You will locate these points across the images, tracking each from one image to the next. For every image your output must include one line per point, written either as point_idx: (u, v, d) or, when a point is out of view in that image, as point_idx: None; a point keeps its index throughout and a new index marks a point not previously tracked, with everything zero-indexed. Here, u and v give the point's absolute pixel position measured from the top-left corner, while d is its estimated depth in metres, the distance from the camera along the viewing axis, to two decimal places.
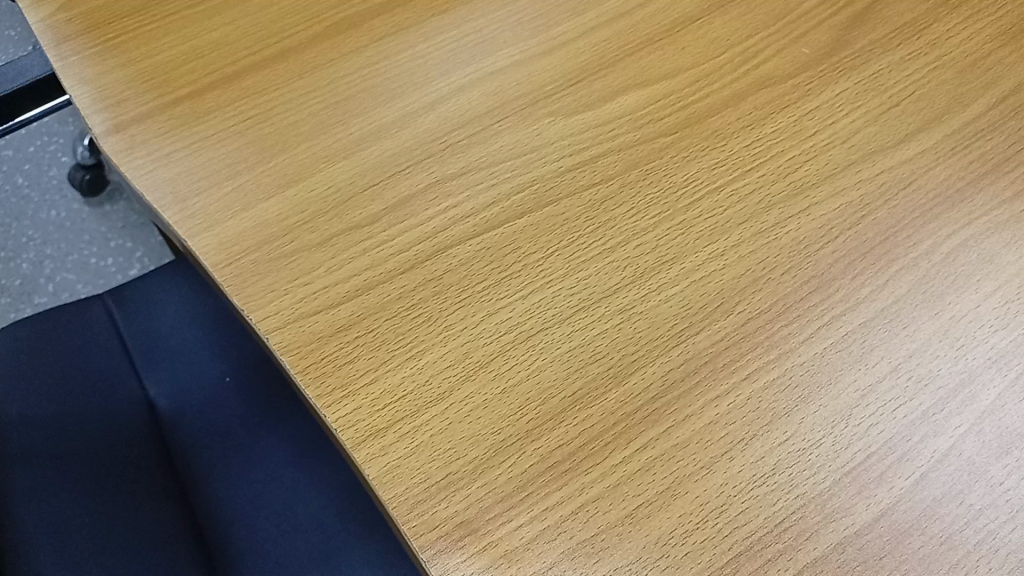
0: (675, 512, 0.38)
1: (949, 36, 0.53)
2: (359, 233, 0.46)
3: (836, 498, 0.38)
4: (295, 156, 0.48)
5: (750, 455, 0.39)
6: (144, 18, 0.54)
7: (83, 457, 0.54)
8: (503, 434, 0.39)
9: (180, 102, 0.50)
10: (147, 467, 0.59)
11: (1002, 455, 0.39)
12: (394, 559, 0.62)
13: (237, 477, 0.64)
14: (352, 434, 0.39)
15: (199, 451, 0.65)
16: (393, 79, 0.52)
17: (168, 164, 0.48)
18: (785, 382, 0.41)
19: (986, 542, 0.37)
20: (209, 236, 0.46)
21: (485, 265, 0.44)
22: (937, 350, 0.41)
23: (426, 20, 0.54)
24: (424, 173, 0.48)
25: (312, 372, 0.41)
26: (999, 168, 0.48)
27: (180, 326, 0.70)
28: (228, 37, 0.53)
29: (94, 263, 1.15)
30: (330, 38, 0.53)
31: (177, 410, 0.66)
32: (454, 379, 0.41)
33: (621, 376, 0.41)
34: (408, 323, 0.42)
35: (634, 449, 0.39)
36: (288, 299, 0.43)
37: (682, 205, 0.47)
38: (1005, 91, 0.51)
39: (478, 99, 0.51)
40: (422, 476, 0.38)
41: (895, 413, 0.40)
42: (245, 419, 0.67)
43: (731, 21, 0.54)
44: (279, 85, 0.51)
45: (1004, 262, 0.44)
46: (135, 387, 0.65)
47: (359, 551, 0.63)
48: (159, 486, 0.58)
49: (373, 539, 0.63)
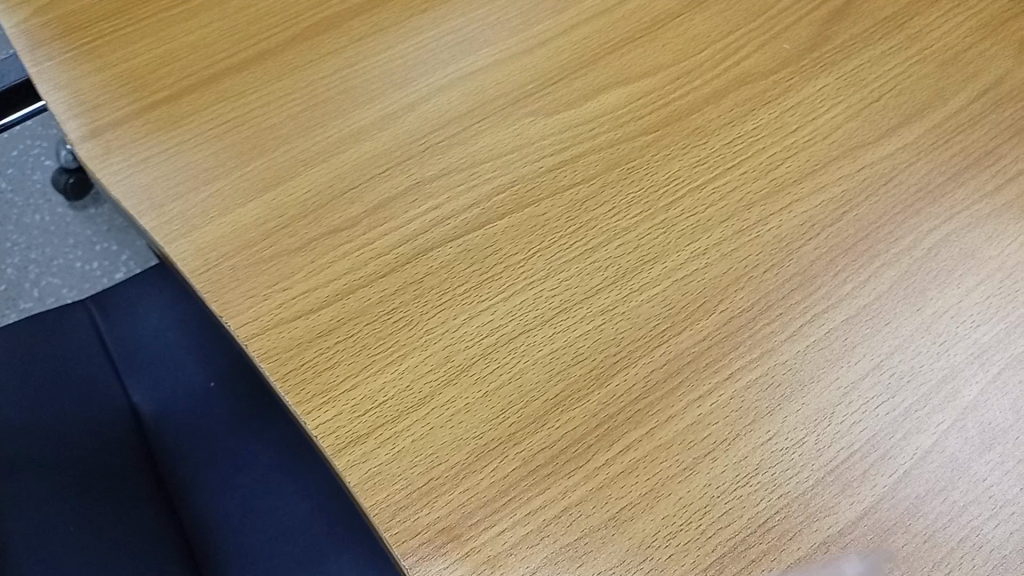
0: (659, 514, 0.37)
1: (929, 30, 0.53)
2: (338, 237, 0.45)
3: (818, 497, 0.38)
4: (274, 160, 0.48)
5: (734, 455, 0.39)
6: (119, 22, 0.53)
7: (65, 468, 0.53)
8: (486, 438, 0.39)
9: (156, 107, 0.50)
10: (132, 473, 0.58)
11: (985, 450, 0.39)
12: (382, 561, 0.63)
13: (222, 482, 0.64)
14: (333, 441, 0.39)
15: (184, 456, 0.64)
16: (373, 81, 0.51)
17: (145, 170, 0.48)
18: (769, 380, 0.40)
19: (970, 538, 0.37)
20: (187, 242, 0.45)
21: (466, 267, 0.44)
22: (919, 345, 0.41)
23: (405, 20, 0.54)
24: (405, 175, 0.48)
25: (292, 378, 0.41)
26: (979, 162, 0.47)
27: (162, 332, 0.69)
28: (205, 39, 0.53)
29: (80, 267, 1.14)
30: (309, 40, 0.53)
31: (160, 416, 0.65)
32: (436, 383, 0.41)
33: (604, 377, 0.41)
34: (389, 327, 0.42)
35: (617, 451, 0.39)
36: (266, 305, 0.43)
37: (664, 204, 0.46)
38: (986, 84, 0.50)
39: (458, 99, 0.50)
40: (404, 482, 0.38)
41: (878, 410, 0.40)
42: (230, 424, 0.66)
43: (712, 17, 0.54)
44: (257, 88, 0.51)
45: (986, 256, 0.44)
46: (118, 393, 0.64)
47: (346, 554, 0.63)
48: (143, 493, 0.58)
49: (361, 543, 0.63)
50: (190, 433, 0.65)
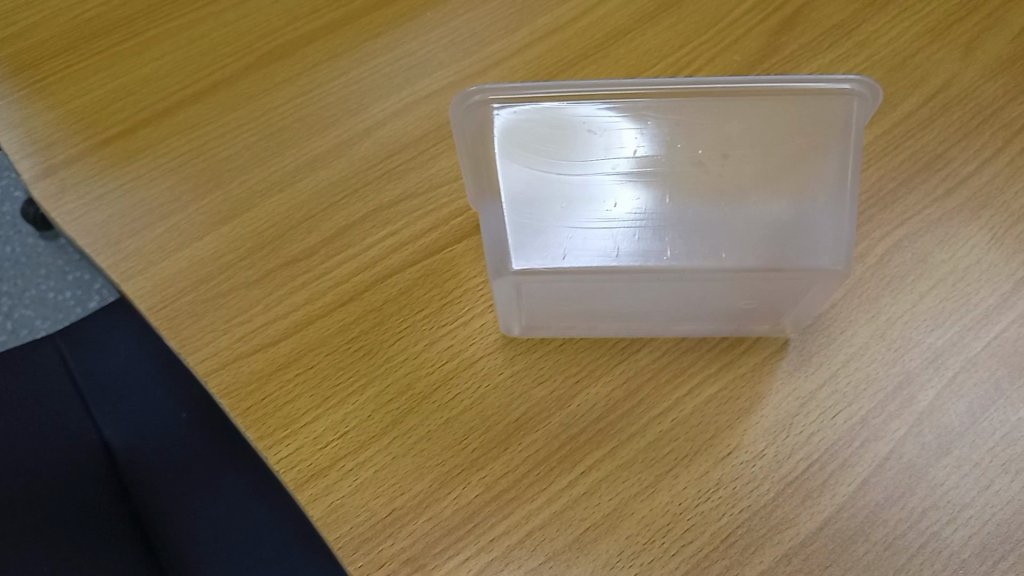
0: (622, 534, 0.38)
1: (878, 36, 0.52)
2: (296, 268, 0.45)
3: (780, 509, 0.38)
4: (230, 192, 0.49)
5: (695, 472, 0.39)
6: (73, 57, 0.54)
7: (47, 541, 0.49)
8: (448, 465, 0.39)
9: (110, 142, 0.51)
10: (106, 499, 0.55)
11: (942, 455, 0.39)
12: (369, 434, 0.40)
13: (198, 508, 0.57)
14: (295, 475, 0.39)
15: (157, 487, 0.57)
16: (327, 108, 0.51)
17: (99, 208, 0.49)
18: (726, 396, 0.41)
19: (930, 544, 0.37)
20: (144, 279, 0.46)
21: (425, 294, 0.44)
22: (874, 353, 0.41)
23: (358, 46, 0.54)
24: (360, 203, 0.47)
25: (253, 414, 0.41)
26: (930, 167, 0.46)
27: (130, 364, 0.63)
28: (159, 72, 0.53)
29: (53, 297, 1.06)
30: (262, 69, 0.53)
31: (131, 447, 0.59)
32: (397, 412, 0.41)
33: (565, 399, 0.41)
34: (349, 357, 0.43)
35: (579, 472, 0.39)
36: (226, 339, 0.43)
37: (610, 207, 0.41)
38: (936, 87, 0.49)
39: (414, 123, 0.51)
40: (368, 513, 0.38)
41: (836, 418, 0.39)
42: (206, 448, 0.59)
43: (664, 32, 0.53)
44: (212, 120, 0.51)
45: (937, 261, 0.43)
46: (87, 434, 0.58)
47: (314, 559, 0.56)
48: (121, 527, 0.54)
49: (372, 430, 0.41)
50: (164, 468, 0.58)
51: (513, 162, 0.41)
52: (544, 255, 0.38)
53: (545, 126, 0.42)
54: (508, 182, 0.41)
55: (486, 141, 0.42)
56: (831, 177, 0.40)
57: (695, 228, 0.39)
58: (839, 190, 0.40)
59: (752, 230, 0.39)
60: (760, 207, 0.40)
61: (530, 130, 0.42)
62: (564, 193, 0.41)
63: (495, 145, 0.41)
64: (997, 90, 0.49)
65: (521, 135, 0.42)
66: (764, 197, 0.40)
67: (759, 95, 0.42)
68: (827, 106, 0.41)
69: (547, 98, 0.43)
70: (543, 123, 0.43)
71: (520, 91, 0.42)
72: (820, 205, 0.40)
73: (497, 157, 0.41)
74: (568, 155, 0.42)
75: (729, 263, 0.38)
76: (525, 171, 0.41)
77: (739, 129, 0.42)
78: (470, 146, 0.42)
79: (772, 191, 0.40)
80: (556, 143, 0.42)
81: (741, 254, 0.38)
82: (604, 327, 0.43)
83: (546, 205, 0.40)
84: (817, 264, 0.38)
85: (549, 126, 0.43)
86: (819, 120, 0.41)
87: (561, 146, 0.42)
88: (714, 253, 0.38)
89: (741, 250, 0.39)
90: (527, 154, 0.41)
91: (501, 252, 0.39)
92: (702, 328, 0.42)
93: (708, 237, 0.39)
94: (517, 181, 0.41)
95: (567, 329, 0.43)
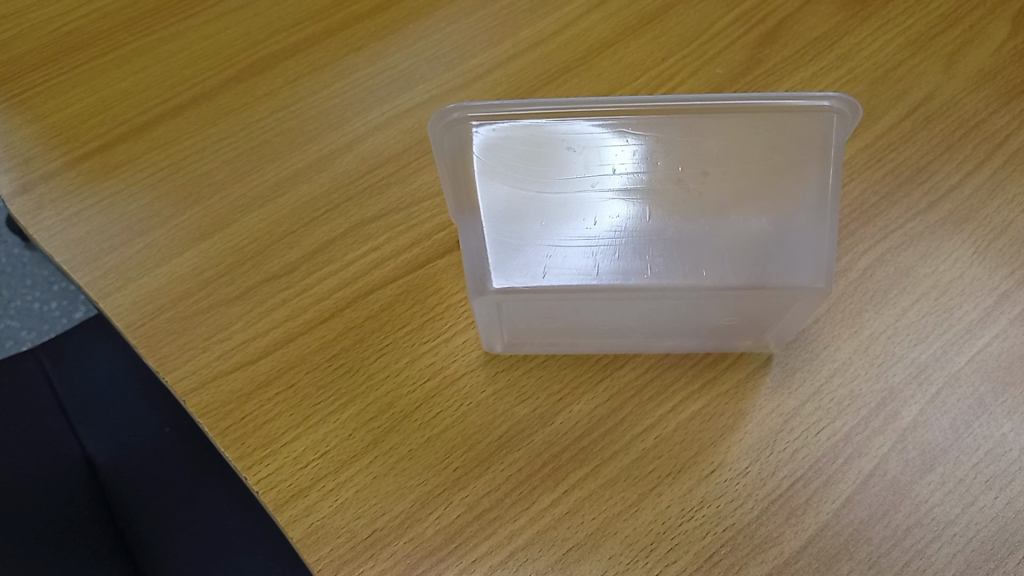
0: (605, 554, 0.37)
1: (860, 49, 0.52)
2: (277, 284, 0.45)
3: (764, 527, 0.38)
4: (211, 209, 0.48)
5: (678, 490, 0.38)
6: (50, 71, 0.53)
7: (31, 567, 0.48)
8: (429, 484, 0.39)
9: (89, 157, 0.50)
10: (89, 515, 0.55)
11: (925, 472, 0.38)
12: (349, 454, 0.40)
13: (180, 528, 0.55)
14: (275, 496, 0.39)
15: (139, 504, 0.56)
16: (309, 122, 0.51)
17: (77, 224, 0.48)
18: (709, 412, 0.40)
19: (914, 562, 0.37)
20: (121, 297, 0.46)
21: (407, 310, 0.44)
22: (858, 368, 0.41)
23: (340, 58, 0.54)
24: (342, 218, 0.47)
25: (231, 433, 0.41)
26: (912, 179, 0.46)
27: (111, 377, 0.61)
28: (138, 86, 0.53)
29: (38, 308, 1.05)
30: (243, 82, 0.53)
31: (112, 463, 0.57)
32: (377, 431, 0.40)
33: (548, 417, 0.41)
34: (330, 375, 0.42)
35: (562, 491, 0.39)
36: (205, 358, 0.43)
37: (591, 225, 0.40)
38: (917, 100, 0.49)
39: (397, 136, 0.50)
40: (349, 534, 0.38)
41: (820, 435, 0.39)
42: (190, 464, 0.58)
43: (647, 44, 0.53)
44: (191, 134, 0.51)
45: (919, 275, 0.43)
46: (69, 450, 0.57)
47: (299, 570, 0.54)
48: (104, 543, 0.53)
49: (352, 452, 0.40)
50: (144, 486, 0.57)
51: (492, 180, 0.41)
52: (524, 273, 0.38)
53: (524, 143, 0.42)
54: (488, 200, 0.40)
55: (466, 158, 0.42)
56: (811, 194, 0.40)
57: (676, 245, 0.39)
58: (819, 207, 0.40)
59: (732, 248, 0.39)
60: (740, 224, 0.40)
61: (509, 148, 0.42)
62: (544, 211, 0.41)
63: (474, 163, 0.41)
64: (979, 102, 0.49)
65: (500, 153, 0.41)
66: (746, 214, 0.40)
67: (739, 111, 0.42)
68: (807, 122, 0.41)
69: (528, 114, 0.43)
70: (522, 139, 0.42)
71: (499, 108, 0.42)
72: (801, 221, 0.39)
73: (475, 175, 0.41)
74: (549, 172, 0.42)
75: (709, 280, 0.38)
76: (504, 189, 0.41)
77: (719, 145, 0.42)
78: (449, 163, 0.42)
79: (753, 208, 0.40)
80: (537, 160, 0.42)
81: (722, 272, 0.38)
82: (586, 343, 0.42)
83: (526, 223, 0.40)
84: (798, 282, 0.38)
85: (529, 143, 0.42)
86: (801, 137, 0.41)
87: (541, 162, 0.42)
88: (694, 271, 0.38)
89: (722, 268, 0.38)
90: (506, 172, 0.41)
91: (480, 271, 0.38)
92: (685, 345, 0.42)
93: (689, 255, 0.39)
94: (497, 199, 0.40)
95: (548, 345, 0.42)
